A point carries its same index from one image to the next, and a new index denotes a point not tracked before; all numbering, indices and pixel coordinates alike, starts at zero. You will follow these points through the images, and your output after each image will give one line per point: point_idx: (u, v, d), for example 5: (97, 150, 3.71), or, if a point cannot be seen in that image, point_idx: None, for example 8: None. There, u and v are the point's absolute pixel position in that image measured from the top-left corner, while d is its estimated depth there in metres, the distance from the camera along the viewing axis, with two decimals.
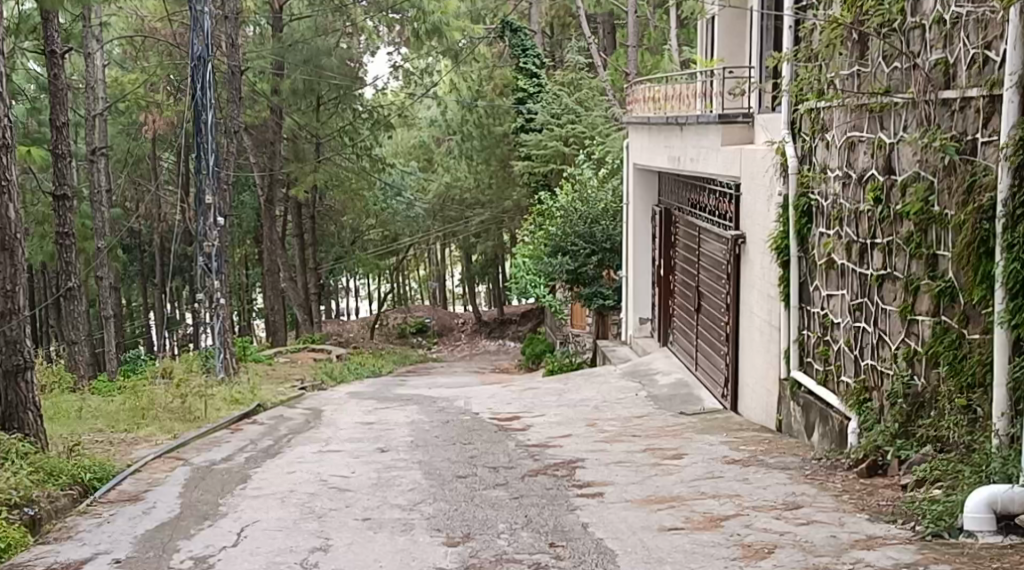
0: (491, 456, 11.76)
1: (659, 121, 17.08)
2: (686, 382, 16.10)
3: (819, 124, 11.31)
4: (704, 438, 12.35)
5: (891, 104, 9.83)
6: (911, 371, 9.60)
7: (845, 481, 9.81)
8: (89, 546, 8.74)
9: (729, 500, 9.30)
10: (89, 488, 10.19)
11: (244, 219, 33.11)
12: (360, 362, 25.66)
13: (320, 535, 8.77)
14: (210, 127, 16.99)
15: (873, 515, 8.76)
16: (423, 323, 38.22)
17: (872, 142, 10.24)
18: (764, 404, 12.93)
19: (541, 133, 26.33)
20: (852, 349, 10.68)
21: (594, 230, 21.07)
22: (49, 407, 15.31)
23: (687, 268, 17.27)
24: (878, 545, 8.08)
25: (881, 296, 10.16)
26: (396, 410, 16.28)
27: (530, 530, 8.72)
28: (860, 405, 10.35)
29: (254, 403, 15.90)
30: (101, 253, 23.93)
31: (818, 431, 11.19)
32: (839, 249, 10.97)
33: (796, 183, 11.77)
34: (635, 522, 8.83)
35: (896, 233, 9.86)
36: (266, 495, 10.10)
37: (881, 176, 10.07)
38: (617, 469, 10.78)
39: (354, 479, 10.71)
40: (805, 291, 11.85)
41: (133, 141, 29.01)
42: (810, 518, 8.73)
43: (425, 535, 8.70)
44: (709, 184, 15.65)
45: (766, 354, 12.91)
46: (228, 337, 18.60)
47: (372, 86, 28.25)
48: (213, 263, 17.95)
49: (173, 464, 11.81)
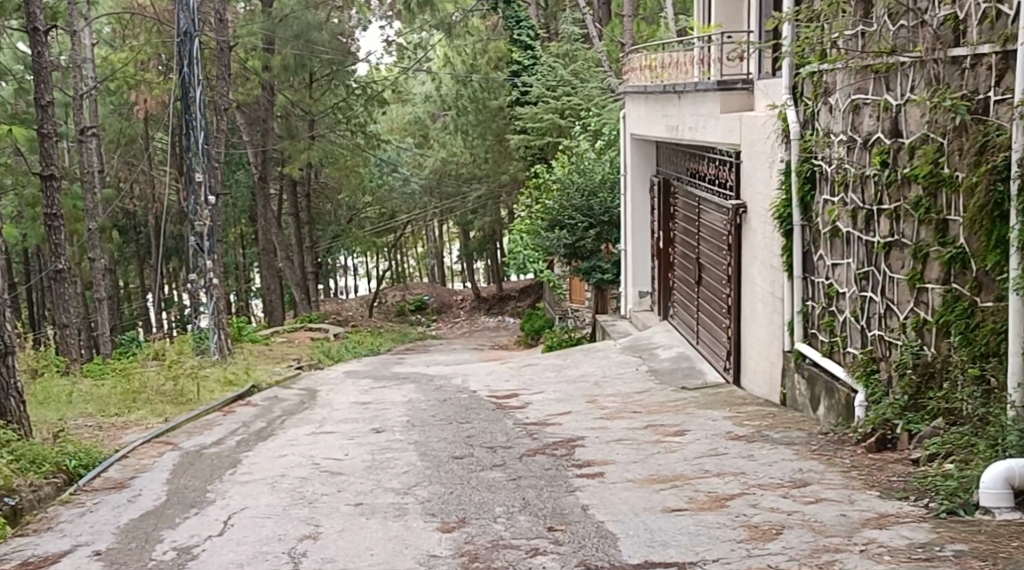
0: (489, 436, 11.44)
1: (655, 89, 16.71)
2: (687, 356, 15.78)
3: (822, 88, 10.98)
4: (706, 413, 12.03)
5: (897, 64, 9.49)
6: (920, 341, 9.29)
7: (853, 457, 9.47)
8: (69, 537, 8.42)
9: (733, 479, 8.98)
10: (73, 476, 9.89)
11: (239, 198, 32.68)
12: (358, 341, 25.33)
13: (309, 522, 8.45)
14: (199, 104, 16.66)
15: (885, 491, 8.43)
16: (423, 301, 37.91)
17: (878, 105, 9.90)
18: (767, 378, 12.63)
19: (537, 106, 25.95)
20: (859, 319, 10.37)
21: (591, 203, 20.68)
22: (38, 392, 14.99)
23: (687, 239, 16.92)
24: (891, 524, 7.76)
25: (888, 264, 9.82)
26: (392, 389, 15.96)
27: (527, 514, 8.40)
28: (866, 377, 10.04)
29: (249, 384, 15.58)
30: (94, 234, 23.47)
31: (823, 404, 10.89)
32: (844, 216, 10.62)
33: (799, 149, 11.43)
34: (637, 503, 8.50)
35: (903, 198, 9.53)
36: (255, 480, 9.78)
37: (888, 139, 9.73)
38: (618, 447, 10.46)
39: (347, 462, 10.38)
40: (810, 260, 11.52)
41: (124, 121, 28.52)
42: (818, 496, 8.41)
43: (419, 521, 8.38)
44: (709, 153, 15.29)
45: (769, 325, 12.59)
46: (222, 318, 18.23)
47: (365, 61, 27.40)
48: (205, 243, 17.54)
49: (163, 449, 11.50)
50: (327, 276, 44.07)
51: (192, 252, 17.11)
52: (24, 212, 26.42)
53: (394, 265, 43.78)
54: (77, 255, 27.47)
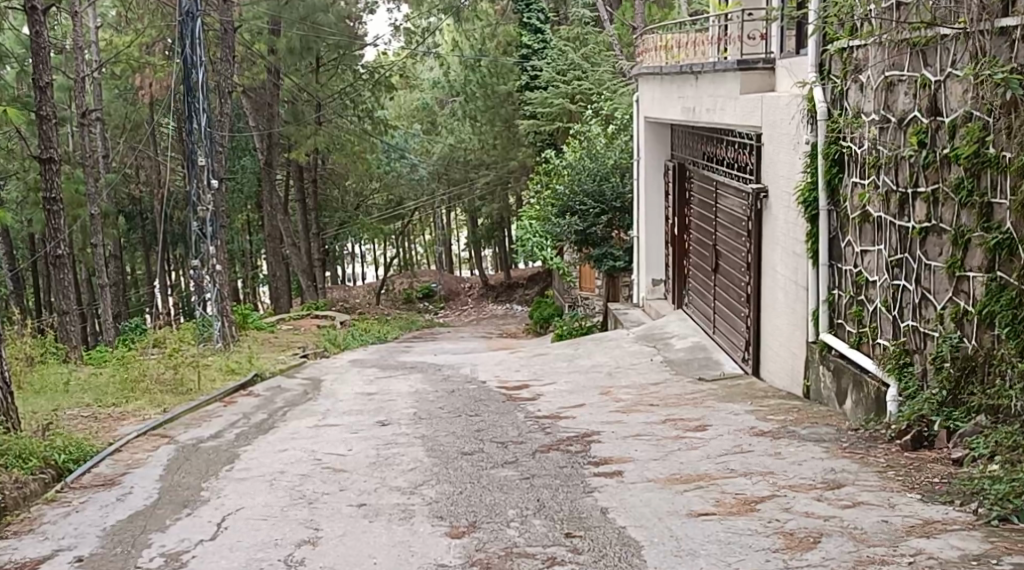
0: (499, 430, 10.89)
1: (671, 70, 16.13)
2: (703, 345, 15.22)
3: (852, 66, 10.42)
4: (727, 406, 11.46)
5: (937, 37, 8.94)
6: (960, 332, 8.77)
7: (889, 455, 8.93)
8: (51, 540, 7.88)
9: (762, 479, 8.42)
10: (62, 472, 9.38)
11: (245, 185, 32.12)
12: (365, 329, 24.72)
13: (309, 525, 7.91)
14: (201, 86, 16.05)
15: (926, 494, 7.86)
16: (431, 288, 37.45)
17: (915, 81, 9.32)
18: (789, 369, 12.09)
19: (547, 90, 25.49)
20: (890, 309, 9.81)
21: (602, 188, 20.05)
22: (35, 380, 14.48)
23: (703, 224, 16.34)
24: (939, 532, 7.22)
25: (924, 251, 9.26)
26: (399, 379, 15.42)
27: (542, 518, 7.85)
28: (899, 370, 9.48)
29: (252, 372, 15.06)
30: (95, 219, 22.89)
31: (851, 397, 10.34)
32: (875, 201, 10.05)
33: (826, 130, 10.86)
34: (660, 506, 7.95)
35: (942, 180, 8.97)
36: (253, 477, 9.24)
37: (926, 118, 9.15)
38: (636, 443, 9.89)
39: (350, 458, 9.83)
40: (836, 247, 10.94)
41: (130, 106, 27.93)
42: (855, 499, 7.84)
43: (427, 524, 7.84)
44: (727, 136, 14.68)
45: (791, 315, 12.01)
46: (225, 306, 17.66)
47: (372, 46, 26.79)
48: (207, 228, 16.94)
49: (158, 442, 10.95)
50: (335, 264, 43.53)
51: (193, 238, 16.49)
52: (27, 199, 25.93)
53: (401, 254, 43.25)
54: (79, 241, 26.97)
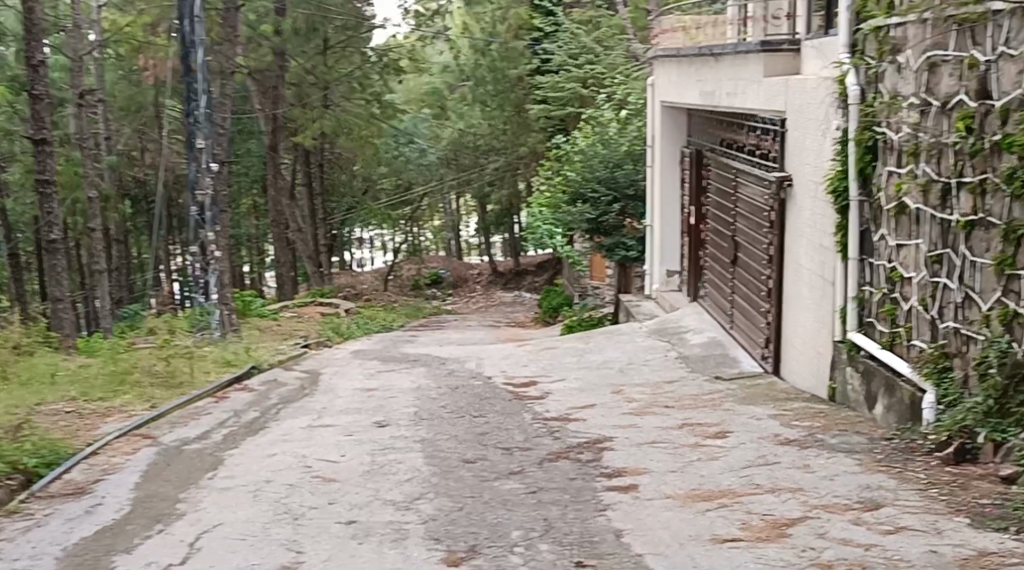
0: (505, 433, 10.16)
1: (689, 53, 15.30)
2: (720, 341, 14.46)
3: (889, 45, 9.63)
4: (750, 410, 10.70)
5: (988, 13, 8.15)
6: (1010, 336, 8.02)
7: (929, 470, 8.22)
8: (4, 562, 7.17)
9: (792, 497, 7.65)
10: (32, 478, 8.68)
11: (251, 167, 31.30)
12: (371, 317, 23.91)
13: (291, 547, 7.19)
14: (201, 66, 15.23)
15: (976, 519, 7.11)
16: (439, 274, 36.60)
17: (961, 61, 8.53)
18: (813, 370, 11.32)
19: (559, 74, 24.96)
20: (928, 309, 9.04)
21: (615, 174, 19.25)
22: (19, 371, 13.76)
23: (721, 213, 15.56)
24: (996, 566, 6.48)
25: (968, 246, 8.49)
26: (400, 373, 14.67)
27: (551, 543, 7.10)
28: (938, 376, 8.74)
29: (248, 364, 14.31)
30: (92, 202, 21.96)
31: (883, 403, 9.59)
32: (913, 191, 9.26)
33: (859, 115, 10.07)
34: (681, 529, 7.22)
35: (991, 170, 8.19)
36: (235, 487, 8.50)
37: (973, 102, 8.37)
38: (652, 451, 9.15)
39: (342, 465, 9.08)
40: (868, 240, 10.15)
41: (133, 86, 26.91)
42: (897, 523, 7.09)
43: (421, 548, 7.10)
44: (748, 121, 13.89)
45: (816, 312, 11.24)
46: (223, 294, 16.89)
47: (382, 28, 25.98)
48: (207, 214, 16.14)
49: (139, 443, 10.21)
50: (343, 248, 42.75)
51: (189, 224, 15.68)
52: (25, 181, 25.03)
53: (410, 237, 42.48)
54: (78, 223, 26.09)
